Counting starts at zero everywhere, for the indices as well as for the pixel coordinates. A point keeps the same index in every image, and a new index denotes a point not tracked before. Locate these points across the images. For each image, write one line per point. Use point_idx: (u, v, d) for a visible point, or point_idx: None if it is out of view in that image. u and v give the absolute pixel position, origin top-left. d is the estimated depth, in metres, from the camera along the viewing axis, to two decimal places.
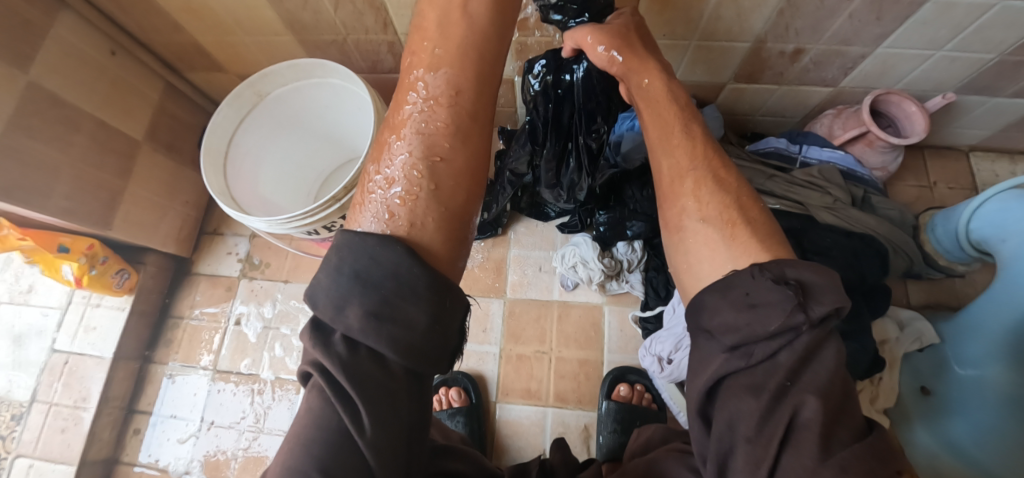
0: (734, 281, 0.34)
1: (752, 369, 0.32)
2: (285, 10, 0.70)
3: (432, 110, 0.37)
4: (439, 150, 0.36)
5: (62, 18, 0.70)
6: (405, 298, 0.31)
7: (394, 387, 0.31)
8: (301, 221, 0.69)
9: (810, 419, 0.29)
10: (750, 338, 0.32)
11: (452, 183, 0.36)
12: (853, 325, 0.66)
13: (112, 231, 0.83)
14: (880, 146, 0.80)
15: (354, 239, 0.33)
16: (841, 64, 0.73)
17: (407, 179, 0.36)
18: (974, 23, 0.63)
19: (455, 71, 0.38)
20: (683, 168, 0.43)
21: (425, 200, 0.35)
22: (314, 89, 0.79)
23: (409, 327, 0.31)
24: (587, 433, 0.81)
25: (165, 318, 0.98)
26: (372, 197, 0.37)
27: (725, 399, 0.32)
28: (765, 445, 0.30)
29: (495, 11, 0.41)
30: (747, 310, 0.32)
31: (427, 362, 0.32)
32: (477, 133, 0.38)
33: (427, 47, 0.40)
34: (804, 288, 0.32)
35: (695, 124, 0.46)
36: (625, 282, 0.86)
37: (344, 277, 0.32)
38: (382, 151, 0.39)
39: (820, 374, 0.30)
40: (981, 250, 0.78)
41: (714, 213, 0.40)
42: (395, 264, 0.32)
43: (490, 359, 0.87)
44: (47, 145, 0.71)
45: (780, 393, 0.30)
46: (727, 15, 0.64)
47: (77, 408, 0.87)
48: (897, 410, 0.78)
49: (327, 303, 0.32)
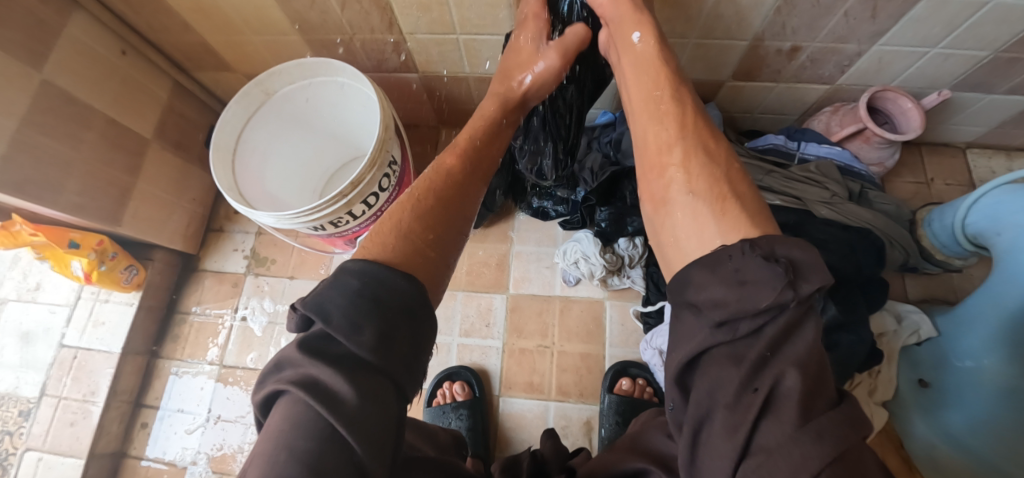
0: (723, 258, 0.36)
1: (735, 343, 0.33)
2: (293, 11, 0.72)
3: (452, 189, 0.50)
4: (451, 225, 0.48)
5: (75, 18, 0.72)
6: (410, 324, 0.37)
7: (391, 400, 0.33)
8: (308, 216, 0.70)
9: (790, 389, 0.30)
10: (737, 313, 0.32)
11: (448, 255, 0.46)
12: (849, 317, 0.67)
13: (122, 227, 0.85)
14: (876, 142, 0.81)
15: (378, 270, 0.38)
16: (838, 61, 0.75)
17: (433, 238, 0.45)
18: (967, 21, 0.64)
19: (472, 170, 0.53)
20: (674, 139, 0.45)
21: (434, 261, 0.44)
22: (320, 86, 0.81)
23: (409, 350, 0.36)
24: (588, 426, 0.82)
25: (172, 314, 0.99)
26: (398, 239, 0.42)
27: (708, 369, 0.33)
28: (744, 411, 0.31)
29: (499, 143, 0.61)
30: (736, 286, 0.33)
31: (412, 385, 0.36)
32: (462, 221, 0.50)
33: (461, 145, 0.55)
34: (794, 265, 0.33)
35: (683, 92, 0.49)
36: (625, 277, 0.87)
37: (358, 296, 0.35)
38: (412, 201, 0.47)
39: (798, 347, 0.31)
40: (977, 244, 0.78)
41: (703, 186, 0.41)
42: (410, 295, 0.38)
43: (493, 353, 0.88)
44: (58, 142, 0.72)
45: (761, 363, 0.31)
46: (725, 13, 0.65)
47: (85, 402, 0.88)
48: (895, 402, 0.80)
49: (337, 317, 0.34)
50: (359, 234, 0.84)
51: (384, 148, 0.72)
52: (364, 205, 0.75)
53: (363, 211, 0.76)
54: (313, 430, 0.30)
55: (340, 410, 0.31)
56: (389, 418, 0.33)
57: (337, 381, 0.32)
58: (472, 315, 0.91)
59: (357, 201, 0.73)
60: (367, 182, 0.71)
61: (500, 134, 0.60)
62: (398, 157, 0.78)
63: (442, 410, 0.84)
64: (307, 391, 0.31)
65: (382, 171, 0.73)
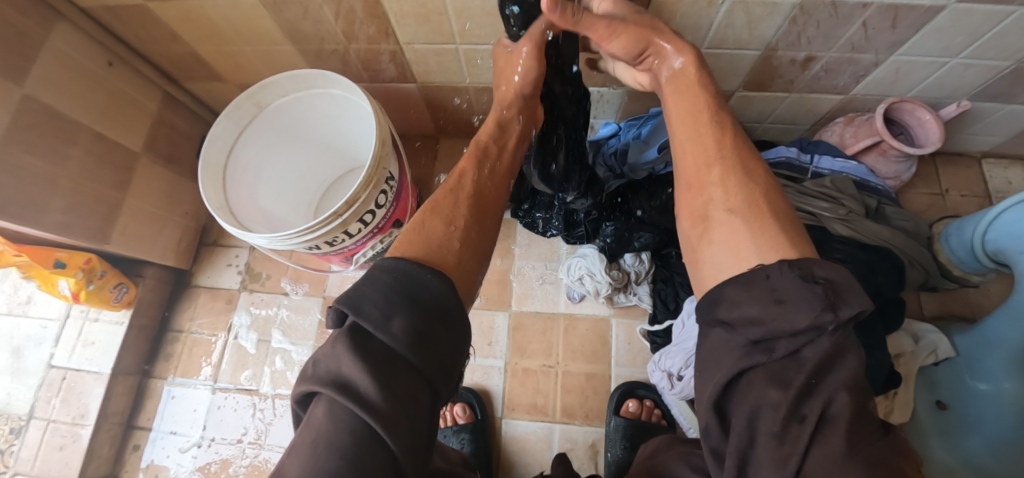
0: (758, 277, 0.34)
1: (774, 363, 0.30)
2: (285, 20, 0.69)
3: (477, 189, 0.52)
4: (481, 219, 0.50)
5: (59, 29, 0.69)
6: (442, 323, 0.38)
7: (423, 398, 0.35)
8: (301, 237, 0.67)
9: (838, 414, 0.28)
10: (772, 333, 0.31)
11: (481, 246, 0.48)
12: (867, 340, 0.64)
13: (110, 244, 0.82)
14: (893, 155, 0.79)
15: (409, 268, 0.40)
16: (853, 71, 0.72)
17: (463, 234, 0.47)
18: (991, 31, 0.61)
19: (494, 172, 0.56)
20: (713, 154, 0.44)
21: (469, 253, 0.46)
22: (316, 98, 0.78)
23: (441, 345, 0.37)
24: (594, 449, 0.80)
25: (165, 332, 0.96)
26: (431, 239, 0.45)
27: (747, 393, 0.31)
28: (793, 441, 0.28)
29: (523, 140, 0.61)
30: (773, 306, 0.31)
31: (446, 381, 0.37)
32: (493, 219, 0.52)
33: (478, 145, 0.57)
34: (833, 287, 0.31)
35: (724, 113, 0.46)
36: (632, 294, 0.84)
37: (389, 291, 0.37)
38: (438, 203, 0.50)
39: (845, 372, 0.29)
40: (997, 261, 0.75)
41: (741, 204, 0.39)
42: (440, 290, 0.39)
43: (495, 373, 0.85)
44: (42, 160, 0.69)
45: (807, 389, 0.29)
46: (738, 23, 0.62)
47: (74, 425, 0.86)
48: (912, 426, 0.75)
49: (370, 310, 0.36)
50: (358, 251, 0.80)
51: (380, 165, 0.69)
52: (360, 223, 0.72)
53: (359, 230, 0.73)
54: (350, 418, 0.32)
55: (372, 405, 0.32)
56: (422, 411, 0.34)
57: (369, 378, 0.33)
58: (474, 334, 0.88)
59: (353, 220, 0.70)
60: (362, 201, 0.68)
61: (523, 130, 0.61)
62: (395, 174, 0.75)
63: (442, 434, 0.81)
64: (341, 387, 0.32)
65: (378, 189, 0.71)
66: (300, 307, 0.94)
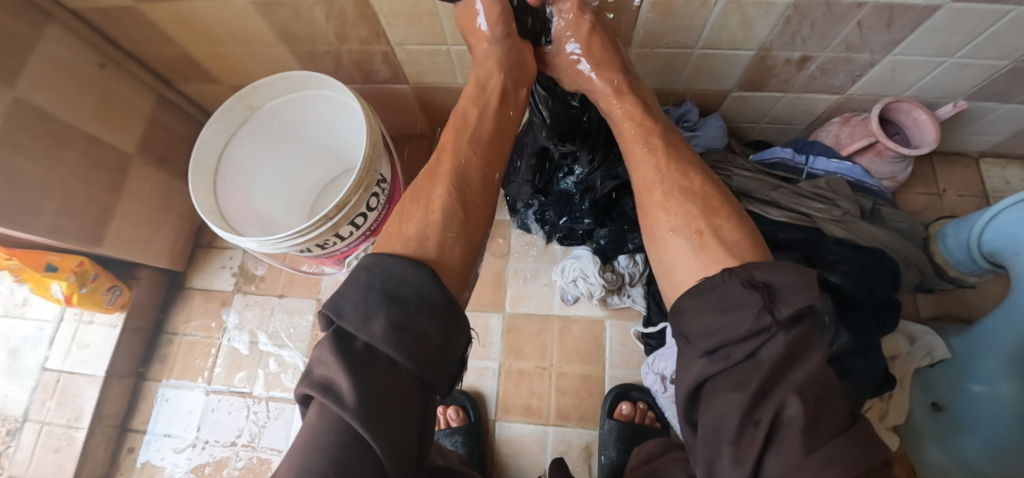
0: (711, 285, 0.41)
1: (733, 369, 0.37)
2: (277, 22, 0.68)
3: (462, 165, 0.50)
4: (470, 197, 0.48)
5: (49, 31, 0.68)
6: (424, 314, 0.37)
7: (408, 393, 0.34)
8: (292, 240, 0.67)
9: (793, 417, 0.33)
10: (725, 340, 0.38)
11: (472, 224, 0.47)
12: (861, 341, 0.63)
13: (103, 247, 0.81)
14: (889, 156, 0.78)
15: (386, 262, 0.39)
16: (849, 71, 0.71)
17: (450, 222, 0.45)
18: (987, 30, 0.61)
19: (484, 144, 0.53)
20: (651, 177, 0.51)
21: (459, 239, 0.45)
22: (308, 100, 0.77)
23: (425, 337, 0.36)
24: (588, 451, 0.80)
25: (159, 334, 0.96)
26: (411, 227, 0.45)
27: (715, 397, 0.37)
28: (749, 441, 0.34)
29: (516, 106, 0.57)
30: (722, 314, 0.38)
31: (436, 376, 0.37)
32: (488, 194, 0.50)
33: (464, 124, 0.54)
34: (771, 290, 0.37)
35: (655, 138, 0.54)
36: (626, 296, 0.84)
37: (367, 289, 0.37)
38: (419, 196, 0.48)
39: (797, 374, 0.35)
40: (994, 262, 0.75)
41: (682, 224, 0.47)
42: (421, 281, 0.38)
43: (489, 375, 0.85)
44: (34, 163, 0.69)
45: (762, 391, 0.35)
46: (732, 23, 0.62)
47: (69, 428, 0.86)
48: (908, 428, 0.77)
49: (350, 312, 0.36)
50: (349, 254, 0.80)
51: (371, 168, 0.69)
52: (352, 226, 0.72)
53: (351, 232, 0.73)
54: (336, 418, 0.33)
55: (351, 406, 0.32)
56: (407, 407, 0.34)
57: (349, 379, 0.33)
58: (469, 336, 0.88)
59: (344, 223, 0.69)
60: (354, 204, 0.68)
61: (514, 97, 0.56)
62: (387, 176, 0.75)
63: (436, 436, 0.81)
64: (324, 389, 0.33)
65: (369, 192, 0.70)
66: (295, 309, 0.94)
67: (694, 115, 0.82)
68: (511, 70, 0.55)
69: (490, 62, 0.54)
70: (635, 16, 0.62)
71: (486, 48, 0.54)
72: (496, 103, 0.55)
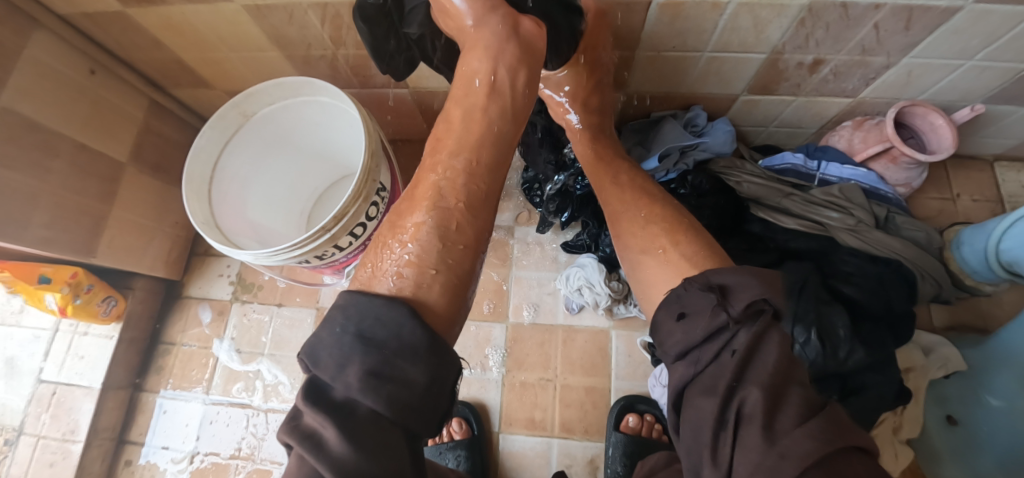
0: (672, 296, 0.41)
1: (702, 373, 0.37)
2: (269, 26, 0.66)
3: (441, 183, 0.41)
4: (452, 220, 0.40)
5: (37, 37, 0.66)
6: (405, 357, 0.33)
7: (391, 444, 0.32)
8: (289, 252, 0.65)
9: (753, 410, 0.32)
10: (689, 345, 0.38)
11: (461, 250, 0.40)
12: (876, 356, 0.61)
13: (96, 258, 0.79)
14: (904, 162, 0.76)
15: (362, 300, 0.35)
16: (863, 74, 0.68)
17: (436, 260, 0.39)
18: (1009, 33, 0.58)
19: (473, 157, 0.43)
20: (620, 208, 0.52)
21: (442, 279, 0.38)
22: (304, 106, 0.75)
23: (407, 384, 0.33)
24: (593, 465, 0.78)
25: (155, 344, 0.95)
26: (386, 260, 0.39)
27: (690, 405, 0.37)
28: (721, 447, 0.33)
29: (525, 88, 0.46)
30: (682, 319, 0.39)
31: (422, 423, 0.34)
32: (484, 210, 0.42)
33: (450, 129, 0.44)
34: (725, 290, 0.37)
35: (622, 176, 0.56)
36: (632, 305, 0.82)
37: (341, 332, 0.34)
38: (397, 226, 0.41)
39: (759, 372, 0.33)
40: (1011, 271, 0.72)
41: (650, 244, 0.47)
42: (399, 322, 0.34)
43: (491, 387, 0.83)
44: (23, 174, 0.66)
45: (729, 391, 0.34)
46: (743, 26, 0.59)
47: (65, 441, 0.84)
48: (924, 446, 0.74)
49: (325, 359, 0.34)
50: (349, 264, 0.78)
51: (370, 178, 0.66)
52: (350, 237, 0.70)
53: (350, 243, 0.71)
54: (313, 470, 0.30)
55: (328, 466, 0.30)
56: (392, 462, 0.31)
57: (329, 436, 0.30)
58: (470, 347, 0.85)
59: (342, 234, 0.67)
60: (351, 215, 0.66)
61: (508, 88, 0.45)
62: (387, 183, 0.73)
63: (439, 449, 0.80)
64: (304, 442, 0.31)
65: (368, 202, 0.68)
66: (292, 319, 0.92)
67: (702, 120, 0.81)
68: (508, 55, 0.45)
69: (478, 46, 0.45)
70: (644, 16, 0.59)
71: (478, 38, 0.45)
72: (483, 99, 0.44)
